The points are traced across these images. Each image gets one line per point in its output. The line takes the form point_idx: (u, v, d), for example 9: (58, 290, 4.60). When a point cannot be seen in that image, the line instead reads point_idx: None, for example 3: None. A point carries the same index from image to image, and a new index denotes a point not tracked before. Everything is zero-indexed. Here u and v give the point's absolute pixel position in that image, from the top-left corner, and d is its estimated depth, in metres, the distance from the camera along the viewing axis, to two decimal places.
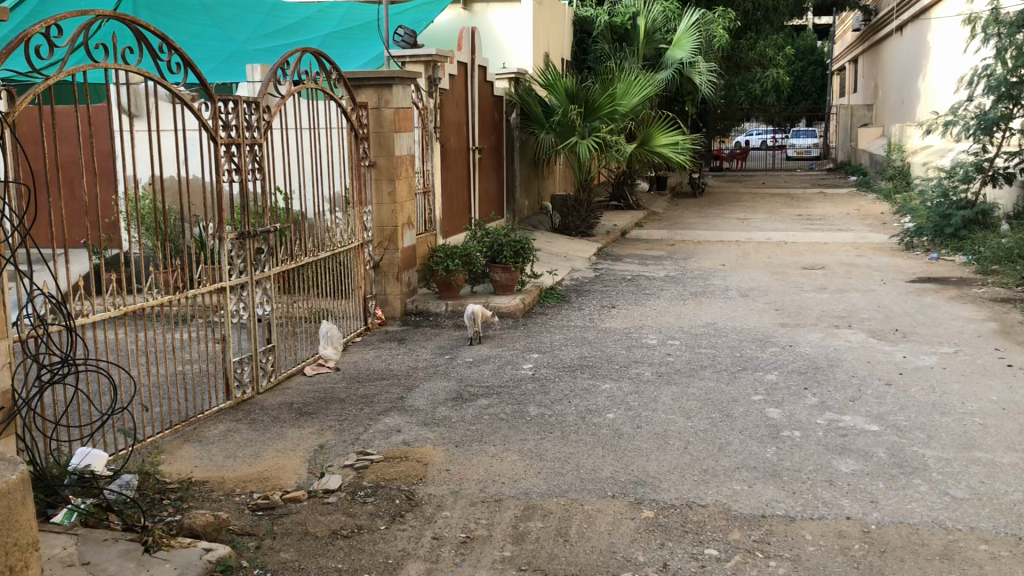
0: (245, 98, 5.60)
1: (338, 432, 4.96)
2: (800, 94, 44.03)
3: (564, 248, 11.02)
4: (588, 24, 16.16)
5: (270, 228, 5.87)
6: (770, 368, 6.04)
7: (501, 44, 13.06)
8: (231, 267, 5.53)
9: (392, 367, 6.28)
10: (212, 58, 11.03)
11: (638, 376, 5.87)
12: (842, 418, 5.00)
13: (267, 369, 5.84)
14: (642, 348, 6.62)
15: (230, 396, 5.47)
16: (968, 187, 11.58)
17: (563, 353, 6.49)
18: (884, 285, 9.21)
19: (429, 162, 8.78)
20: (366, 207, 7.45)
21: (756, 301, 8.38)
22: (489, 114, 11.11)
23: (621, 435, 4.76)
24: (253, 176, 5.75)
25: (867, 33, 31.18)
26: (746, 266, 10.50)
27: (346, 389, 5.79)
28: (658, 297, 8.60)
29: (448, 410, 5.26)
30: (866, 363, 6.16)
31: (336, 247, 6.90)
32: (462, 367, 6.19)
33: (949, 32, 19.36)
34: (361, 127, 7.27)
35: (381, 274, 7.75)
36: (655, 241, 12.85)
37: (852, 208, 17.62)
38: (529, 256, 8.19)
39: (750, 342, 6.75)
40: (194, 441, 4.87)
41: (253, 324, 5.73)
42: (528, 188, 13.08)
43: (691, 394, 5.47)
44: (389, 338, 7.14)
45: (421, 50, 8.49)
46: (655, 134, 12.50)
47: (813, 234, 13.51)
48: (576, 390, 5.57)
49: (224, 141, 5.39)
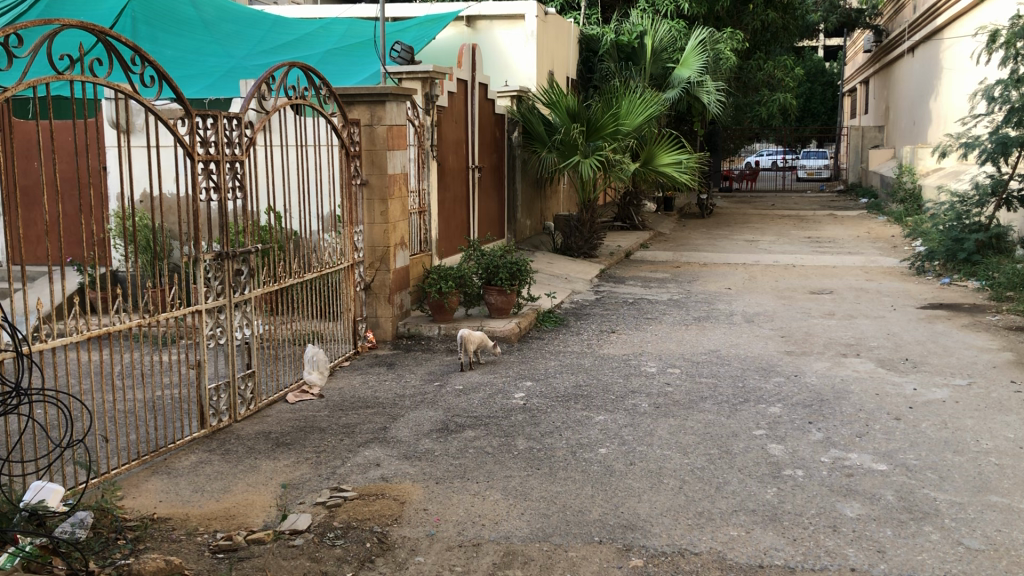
0: (226, 113, 5.37)
1: (314, 465, 4.70)
2: (811, 115, 43.78)
3: (565, 270, 10.78)
4: (595, 43, 16.05)
5: (252, 249, 5.63)
6: (773, 400, 5.75)
7: (503, 61, 12.86)
8: (208, 289, 5.28)
9: (378, 395, 6.03)
10: (207, 74, 10.88)
11: (634, 408, 5.58)
12: (847, 455, 4.72)
13: (246, 396, 5.60)
14: (640, 376, 6.34)
15: (205, 425, 5.23)
16: (982, 210, 11.30)
17: (557, 381, 6.22)
18: (894, 311, 8.92)
19: (425, 181, 8.56)
20: (357, 226, 7.22)
21: (761, 327, 8.10)
22: (490, 133, 10.90)
23: (613, 472, 4.49)
24: (234, 194, 5.52)
25: (878, 55, 31.01)
26: (753, 290, 10.23)
27: (328, 419, 5.53)
28: (659, 322, 8.32)
29: (432, 442, 4.99)
30: (874, 395, 5.87)
31: (324, 268, 6.64)
32: (451, 396, 5.93)
33: (961, 53, 19.12)
34: (352, 145, 7.04)
35: (372, 295, 7.50)
36: (660, 263, 12.59)
37: (863, 230, 17.34)
38: (526, 278, 7.93)
39: (753, 371, 6.47)
40: (162, 474, 4.62)
41: (232, 349, 5.48)
42: (530, 208, 12.87)
43: (690, 427, 5.19)
44: (378, 363, 6.89)
45: (418, 67, 8.28)
46: (659, 153, 12.26)
47: (822, 258, 13.22)
48: (568, 422, 5.30)
49: (202, 158, 5.16)
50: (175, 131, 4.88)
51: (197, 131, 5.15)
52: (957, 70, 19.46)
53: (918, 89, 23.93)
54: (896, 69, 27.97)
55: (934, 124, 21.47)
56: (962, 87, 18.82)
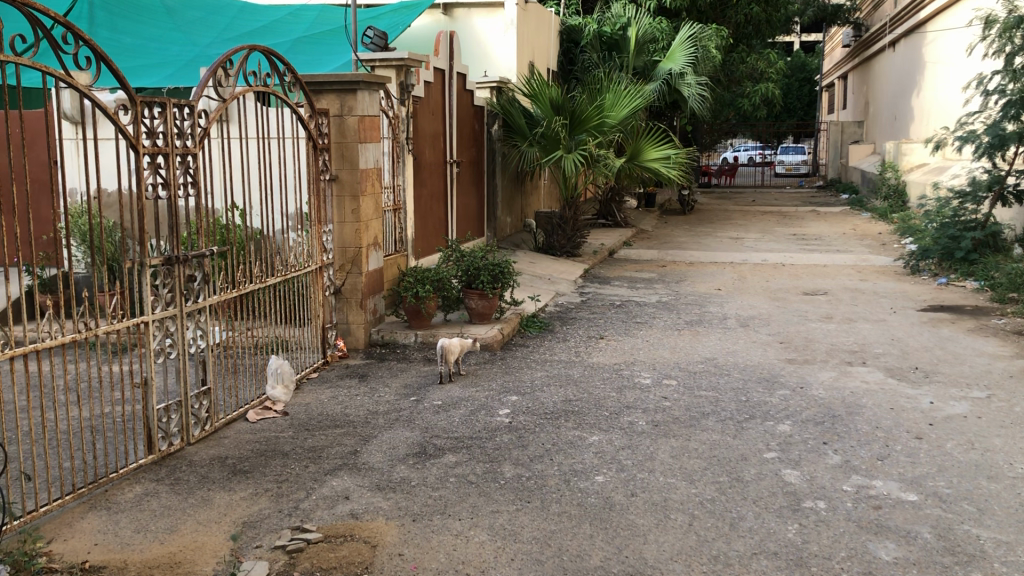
0: (176, 100, 4.77)
1: (275, 499, 4.17)
2: (788, 111, 43.65)
3: (548, 270, 10.26)
4: (576, 33, 15.53)
5: (207, 251, 5.04)
6: (781, 416, 5.27)
7: (482, 50, 12.32)
8: (155, 297, 4.69)
9: (348, 412, 5.47)
10: (171, 63, 10.10)
11: (630, 427, 5.07)
12: (871, 483, 4.23)
13: (201, 416, 5.03)
14: (634, 390, 5.82)
15: (153, 450, 4.66)
16: (979, 207, 10.82)
17: (545, 396, 5.69)
18: (894, 314, 8.48)
19: (400, 176, 8.02)
20: (326, 226, 6.65)
21: (759, 333, 7.62)
22: (468, 125, 10.34)
23: (612, 506, 3.98)
24: (185, 191, 4.94)
25: (857, 50, 30.71)
26: (744, 291, 9.76)
27: (291, 441, 4.97)
28: (650, 327, 7.82)
29: (407, 470, 4.46)
30: (890, 410, 5.39)
31: (289, 271, 6.07)
32: (429, 413, 5.38)
33: (947, 46, 18.77)
34: (321, 137, 6.48)
35: (343, 301, 6.94)
36: (645, 262, 12.10)
37: (848, 227, 16.95)
38: (509, 281, 7.40)
39: (755, 383, 5.98)
40: (100, 510, 4.07)
41: (185, 364, 4.93)
42: (510, 205, 12.35)
43: (694, 450, 4.68)
44: (349, 375, 6.34)
45: (392, 54, 7.72)
46: (646, 147, 11.75)
47: (812, 256, 12.78)
48: (559, 444, 4.78)
49: (147, 151, 4.57)
50: (116, 119, 4.29)
51: (143, 120, 4.56)
52: (942, 64, 19.09)
53: (899, 84, 23.62)
54: (875, 63, 27.72)
55: (917, 118, 21.15)
56: (949, 81, 18.45)
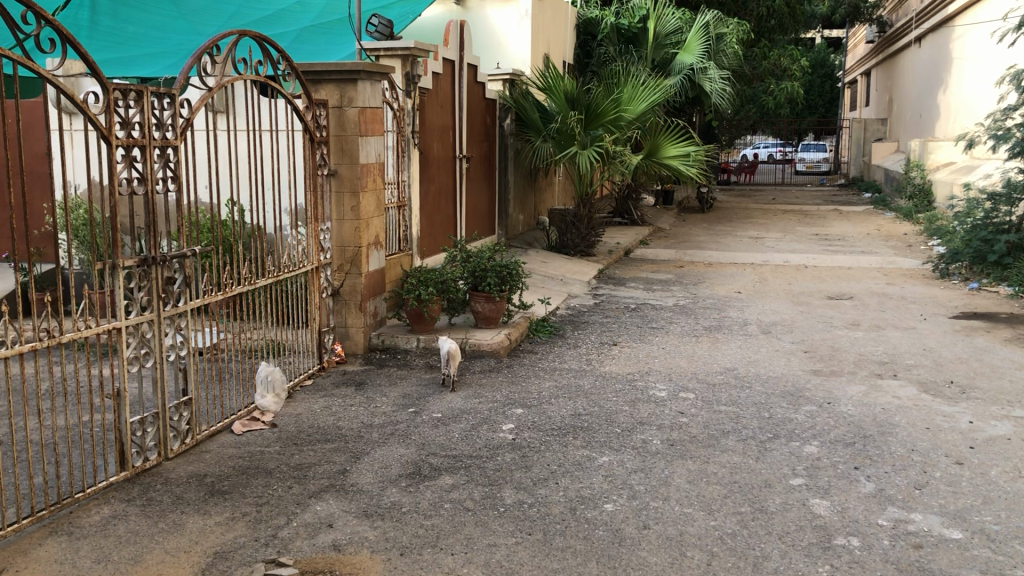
0: (155, 88, 4.40)
1: (252, 525, 3.81)
2: (809, 108, 43.11)
3: (560, 270, 9.86)
4: (593, 26, 15.00)
5: (188, 251, 4.69)
6: (807, 436, 4.86)
7: (497, 42, 11.92)
8: (129, 302, 4.33)
9: (341, 426, 5.10)
10: (174, 53, 9.63)
11: (644, 446, 4.67)
12: (909, 517, 3.81)
13: (180, 429, 4.67)
14: (649, 403, 5.42)
15: (126, 467, 4.31)
16: (1013, 208, 10.23)
17: (552, 409, 5.30)
18: (925, 321, 8.04)
19: (405, 171, 7.65)
20: (324, 223, 6.28)
21: (781, 340, 7.20)
22: (479, 119, 9.94)
23: (622, 541, 3.59)
24: (166, 186, 4.57)
25: (881, 46, 30.09)
26: (765, 294, 9.33)
27: (276, 458, 4.60)
28: (666, 333, 7.41)
29: (399, 493, 4.08)
30: (925, 430, 4.97)
31: (283, 272, 5.69)
32: (427, 428, 5.00)
33: (978, 41, 18.14)
34: (318, 129, 6.11)
35: (342, 303, 6.57)
36: (662, 262, 11.69)
37: (872, 227, 16.44)
38: (518, 283, 7.00)
39: (779, 397, 5.56)
40: (60, 535, 3.71)
41: (163, 373, 4.57)
42: (522, 202, 11.96)
43: (712, 475, 4.29)
44: (345, 383, 5.96)
45: (397, 44, 7.33)
46: (664, 144, 11.26)
47: (836, 257, 12.32)
48: (566, 465, 4.39)
49: (121, 143, 4.21)
50: (86, 108, 3.94)
51: (117, 108, 4.21)
52: (973, 59, 18.45)
53: (925, 81, 23.01)
54: (900, 59, 27.08)
55: (942, 116, 20.61)
56: (980, 77, 17.85)
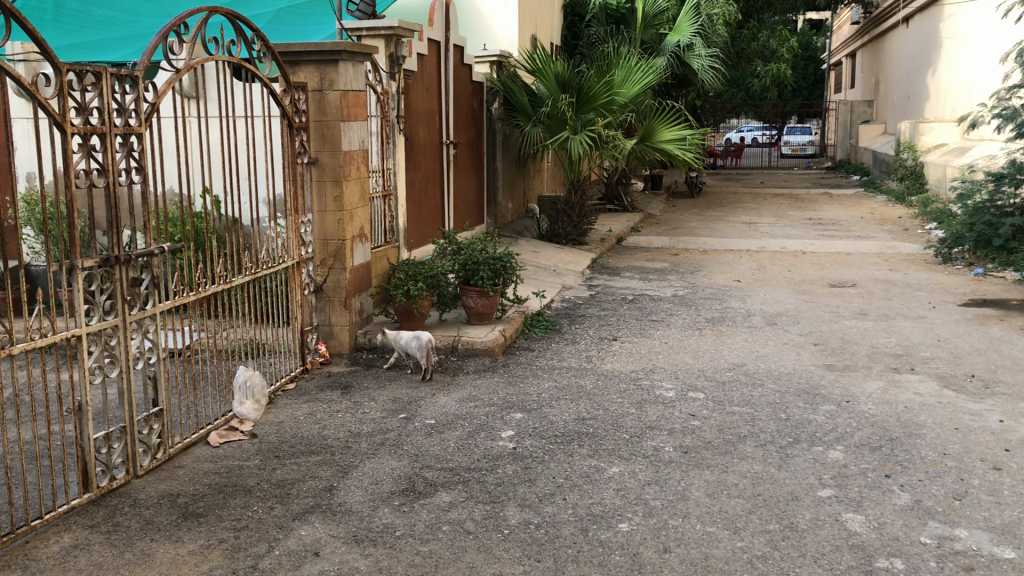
0: (115, 69, 3.96)
1: (230, 554, 3.42)
2: (794, 91, 42.86)
3: (553, 260, 9.48)
4: (581, 6, 14.43)
5: (157, 249, 4.27)
6: (830, 440, 4.52)
7: (482, 22, 11.49)
8: (91, 306, 3.90)
9: (327, 435, 4.70)
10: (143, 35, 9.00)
11: (656, 454, 4.32)
12: (954, 534, 3.47)
13: (151, 443, 4.27)
14: (657, 405, 5.06)
15: (89, 488, 3.91)
16: (1018, 191, 9.91)
17: (554, 413, 4.93)
18: (934, 310, 7.72)
19: (390, 159, 7.24)
20: (305, 216, 5.87)
21: (788, 332, 6.86)
22: (466, 103, 9.52)
23: (641, 568, 3.23)
24: (129, 177, 4.13)
25: (866, 27, 29.81)
26: (766, 283, 9.00)
27: (255, 473, 4.21)
28: (667, 326, 7.05)
29: (392, 515, 3.70)
30: (954, 431, 4.63)
31: (261, 269, 5.27)
32: (420, 436, 4.62)
33: (970, 20, 17.82)
34: (298, 114, 5.68)
35: (325, 299, 6.17)
36: (656, 249, 11.32)
37: (866, 211, 16.11)
38: (512, 276, 6.61)
39: (795, 396, 5.21)
40: (14, 571, 3.31)
41: (130, 383, 4.15)
42: (511, 189, 11.57)
43: (733, 487, 3.93)
44: (331, 386, 5.56)
45: (381, 22, 6.95)
46: (659, 127, 10.86)
47: (834, 242, 12.00)
48: (573, 478, 4.03)
49: (77, 131, 3.77)
50: (36, 93, 3.51)
51: (72, 92, 3.77)
52: (964, 39, 18.13)
53: (913, 62, 22.75)
54: (887, 41, 26.79)
55: (932, 98, 20.33)
56: (972, 56, 17.55)
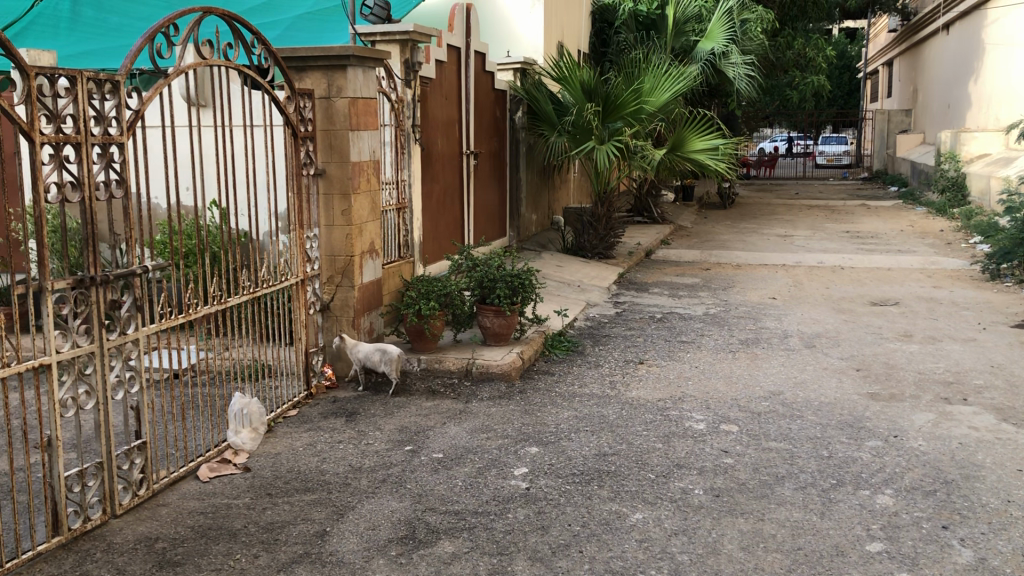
0: (90, 72, 3.62)
1: None
2: (829, 100, 42.04)
3: (577, 275, 9.08)
4: (610, 13, 14.37)
5: (139, 268, 3.92)
6: (878, 482, 4.07)
7: (507, 29, 11.15)
8: (64, 331, 3.55)
9: (325, 469, 4.34)
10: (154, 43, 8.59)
11: (685, 498, 3.90)
12: None
13: (133, 480, 3.92)
14: (687, 439, 4.64)
15: (59, 531, 3.57)
16: None
17: (573, 447, 4.53)
18: (984, 332, 7.21)
19: (405, 169, 6.90)
20: (312, 231, 5.53)
21: (828, 356, 6.40)
22: (488, 113, 9.16)
23: None
24: (107, 190, 3.78)
25: (904, 35, 29.08)
26: (803, 300, 8.52)
27: (244, 515, 3.85)
28: (698, 348, 6.61)
29: (387, 567, 3.32)
30: (1017, 474, 4.17)
31: (262, 289, 4.93)
32: (425, 473, 4.24)
33: (1014, 26, 17.19)
34: (302, 123, 5.33)
35: (331, 318, 5.82)
36: (686, 264, 10.89)
37: (906, 224, 15.52)
38: (531, 295, 6.23)
39: (838, 430, 4.77)
40: None
41: (109, 416, 3.81)
42: (535, 201, 11.18)
43: (771, 538, 3.50)
44: (335, 412, 5.21)
45: (395, 27, 6.56)
46: (690, 137, 10.42)
47: (873, 256, 11.47)
48: (592, 526, 3.62)
49: (47, 140, 3.44)
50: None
51: (42, 98, 3.43)
52: (1009, 44, 17.47)
53: (954, 69, 22.07)
54: (926, 50, 26.07)
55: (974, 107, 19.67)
56: (1017, 64, 16.92)
